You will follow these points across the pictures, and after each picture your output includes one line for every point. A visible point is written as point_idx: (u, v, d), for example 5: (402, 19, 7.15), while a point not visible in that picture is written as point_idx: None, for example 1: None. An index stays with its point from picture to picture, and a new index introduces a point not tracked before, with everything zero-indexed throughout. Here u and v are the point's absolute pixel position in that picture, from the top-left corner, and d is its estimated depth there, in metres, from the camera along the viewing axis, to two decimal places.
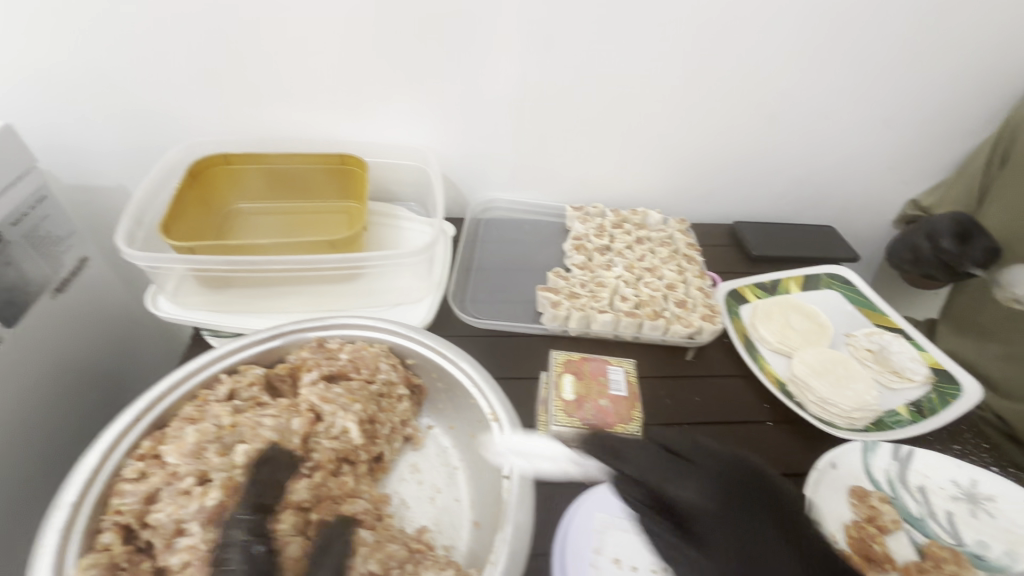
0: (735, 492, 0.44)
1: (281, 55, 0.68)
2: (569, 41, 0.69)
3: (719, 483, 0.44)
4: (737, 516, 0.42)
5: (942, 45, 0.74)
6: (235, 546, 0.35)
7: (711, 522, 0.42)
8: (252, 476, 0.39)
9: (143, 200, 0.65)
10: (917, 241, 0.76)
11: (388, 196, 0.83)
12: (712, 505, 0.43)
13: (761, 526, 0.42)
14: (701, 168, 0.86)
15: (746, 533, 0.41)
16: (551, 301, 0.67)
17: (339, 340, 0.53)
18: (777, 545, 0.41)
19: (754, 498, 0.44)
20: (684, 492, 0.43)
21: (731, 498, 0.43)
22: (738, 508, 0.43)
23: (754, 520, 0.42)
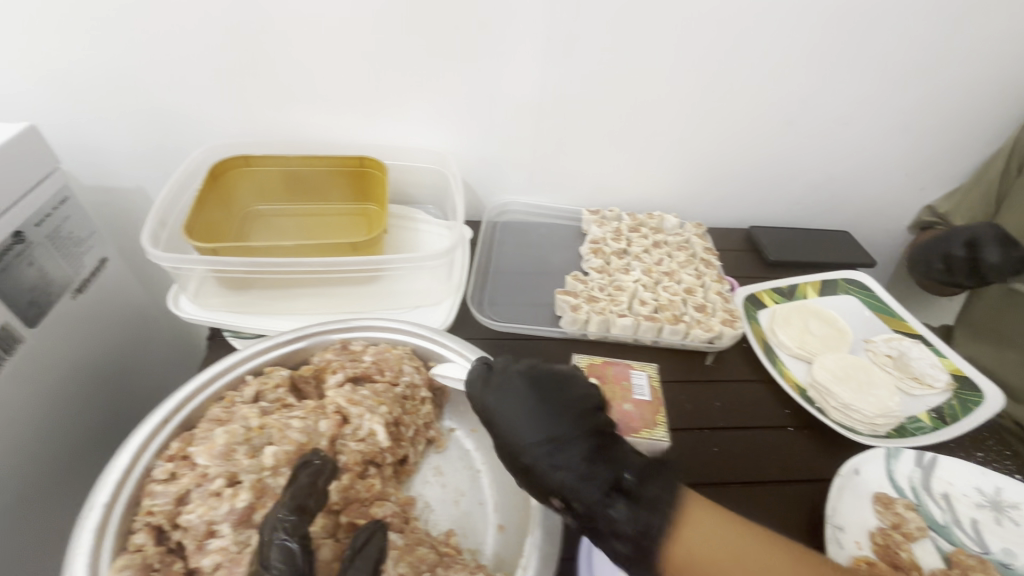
0: (533, 395, 0.44)
1: (305, 59, 0.68)
2: (591, 47, 0.70)
3: (532, 387, 0.44)
4: (528, 416, 0.43)
5: (963, 53, 0.74)
6: (274, 545, 0.34)
7: (498, 421, 0.43)
8: (298, 479, 0.38)
9: (166, 202, 0.66)
10: (951, 246, 0.75)
11: (405, 198, 0.84)
12: (506, 407, 0.44)
13: (554, 428, 0.42)
14: (717, 173, 0.86)
15: (530, 431, 0.42)
16: (571, 305, 0.67)
17: (363, 342, 0.54)
18: (580, 442, 0.42)
19: (549, 401, 0.43)
20: (501, 403, 0.44)
21: (536, 402, 0.43)
22: (531, 409, 0.43)
23: (533, 420, 0.43)
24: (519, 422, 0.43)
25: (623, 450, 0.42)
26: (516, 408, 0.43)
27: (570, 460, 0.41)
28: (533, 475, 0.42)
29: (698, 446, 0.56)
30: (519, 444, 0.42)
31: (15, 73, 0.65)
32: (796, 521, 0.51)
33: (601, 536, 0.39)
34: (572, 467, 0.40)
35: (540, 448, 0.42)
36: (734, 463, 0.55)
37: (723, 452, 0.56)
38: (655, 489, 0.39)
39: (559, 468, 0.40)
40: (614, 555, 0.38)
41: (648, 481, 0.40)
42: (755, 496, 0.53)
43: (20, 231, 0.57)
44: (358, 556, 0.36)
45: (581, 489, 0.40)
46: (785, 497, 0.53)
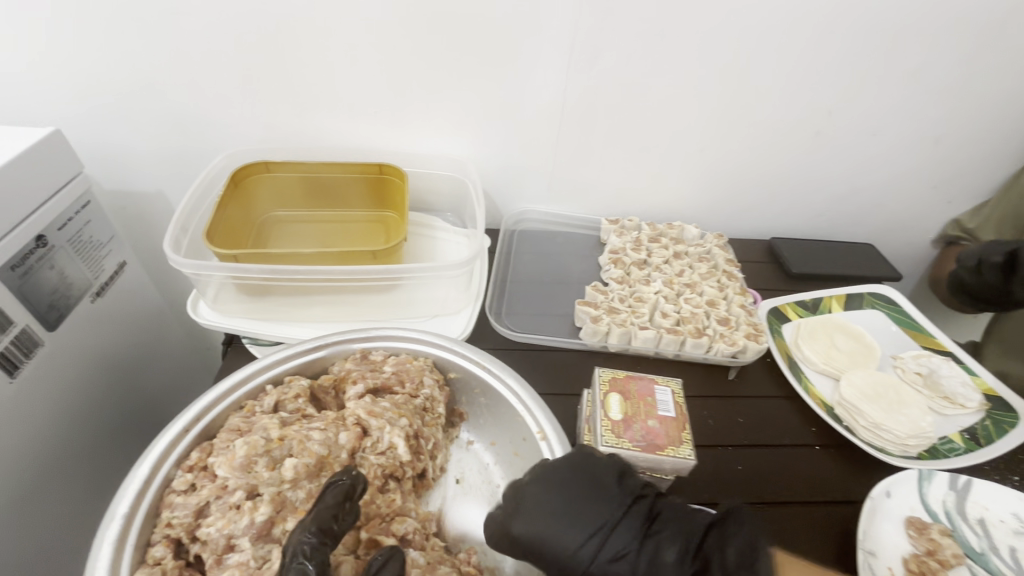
0: (553, 491, 0.41)
1: (328, 66, 0.68)
2: (614, 57, 0.69)
3: (554, 483, 0.41)
4: (562, 519, 0.39)
5: (999, 63, 0.72)
6: (291, 570, 0.34)
7: (528, 529, 0.39)
8: (323, 499, 0.38)
9: (187, 207, 0.66)
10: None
11: (424, 206, 0.83)
12: (544, 519, 0.39)
13: (599, 516, 0.40)
14: (739, 182, 0.85)
15: (569, 529, 0.39)
16: (591, 316, 0.66)
17: (382, 352, 0.53)
18: (632, 531, 0.39)
19: (580, 485, 0.41)
20: (532, 517, 0.40)
21: (563, 494, 0.40)
22: (559, 508, 0.40)
23: (567, 521, 0.39)
24: (557, 524, 0.39)
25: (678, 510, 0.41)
26: (546, 514, 0.40)
27: (626, 552, 0.39)
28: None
29: (722, 463, 0.55)
30: (567, 550, 0.39)
31: (44, 75, 0.65)
32: (823, 545, 0.50)
33: None
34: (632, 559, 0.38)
35: (585, 551, 0.38)
36: (759, 483, 0.54)
37: (747, 470, 0.55)
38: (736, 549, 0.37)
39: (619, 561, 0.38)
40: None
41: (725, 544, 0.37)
42: (782, 517, 0.51)
43: (42, 235, 0.57)
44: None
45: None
46: (814, 521, 0.51)
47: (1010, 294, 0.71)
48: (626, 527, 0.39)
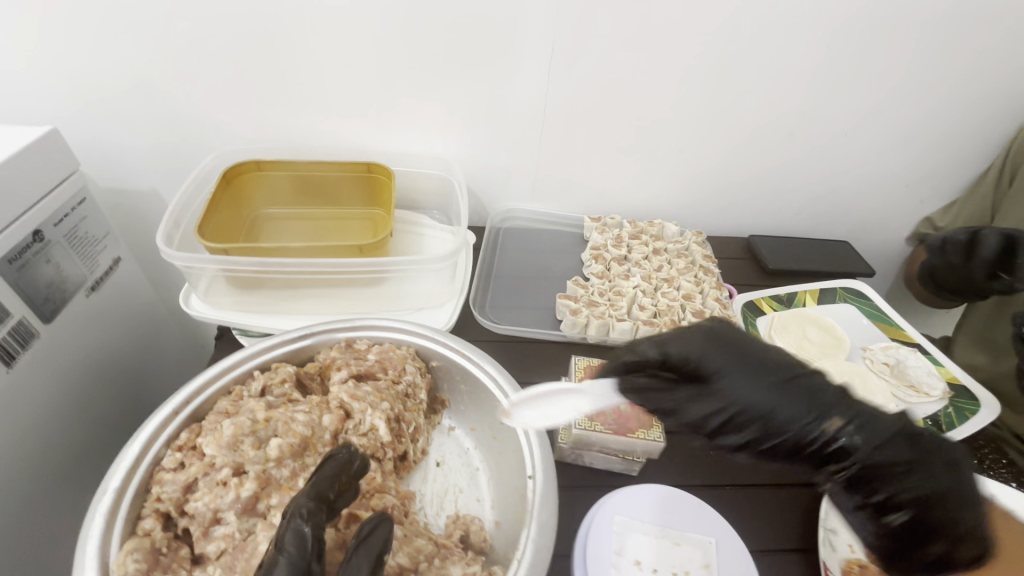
0: (734, 337, 0.44)
1: (316, 68, 0.70)
2: (594, 60, 0.72)
3: (734, 333, 0.45)
4: (747, 373, 0.42)
5: (962, 67, 0.75)
6: (289, 529, 0.35)
7: (726, 365, 0.42)
8: (322, 470, 0.40)
9: (180, 204, 0.68)
10: (988, 236, 0.72)
11: (412, 204, 0.86)
12: (732, 372, 0.42)
13: (779, 375, 0.42)
14: (717, 182, 0.88)
15: (759, 368, 0.42)
16: (571, 309, 0.68)
17: (367, 341, 0.55)
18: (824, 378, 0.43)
19: (757, 348, 0.44)
20: (725, 370, 0.42)
21: (745, 353, 0.43)
22: (744, 355, 0.43)
23: (756, 363, 0.42)
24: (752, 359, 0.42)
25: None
26: (733, 355, 0.43)
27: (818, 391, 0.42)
28: (779, 417, 0.41)
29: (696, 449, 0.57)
30: (758, 382, 0.41)
31: (41, 74, 0.67)
32: (788, 524, 0.52)
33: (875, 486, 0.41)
34: (830, 399, 0.41)
35: (782, 387, 0.41)
36: (729, 466, 0.56)
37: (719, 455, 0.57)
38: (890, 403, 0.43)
39: (815, 398, 0.41)
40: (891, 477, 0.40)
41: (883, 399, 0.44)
42: (749, 498, 0.53)
43: (39, 230, 0.59)
44: (360, 544, 0.37)
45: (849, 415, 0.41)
46: (780, 501, 0.53)
47: (968, 275, 0.74)
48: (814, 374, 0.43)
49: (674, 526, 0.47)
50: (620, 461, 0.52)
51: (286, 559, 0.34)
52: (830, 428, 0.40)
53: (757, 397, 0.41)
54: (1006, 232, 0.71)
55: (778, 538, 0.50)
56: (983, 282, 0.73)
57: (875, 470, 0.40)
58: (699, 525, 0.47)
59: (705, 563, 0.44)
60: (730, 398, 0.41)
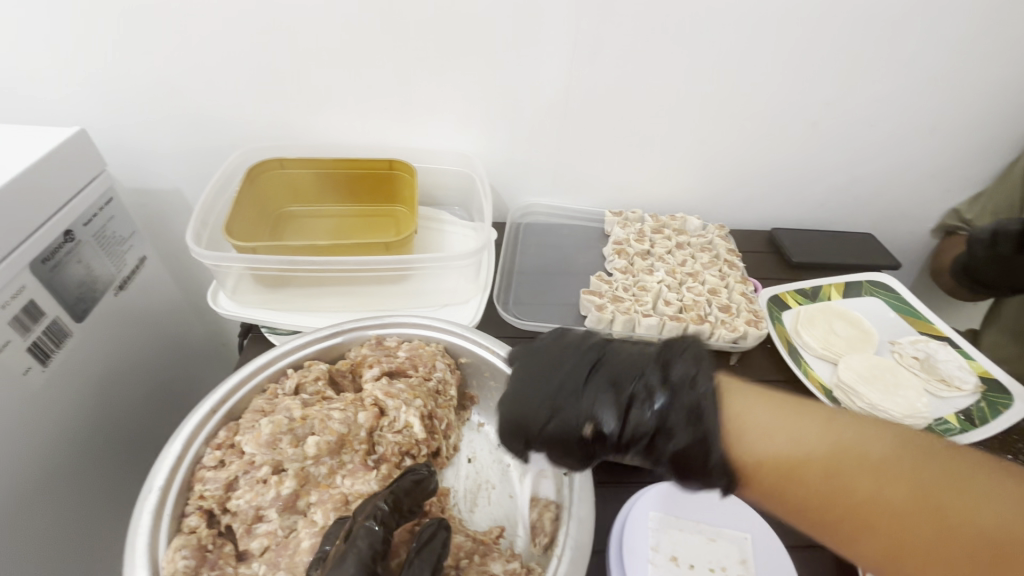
0: (527, 363, 0.47)
1: (336, 65, 0.70)
2: (614, 53, 0.71)
3: (526, 359, 0.47)
4: (528, 388, 0.45)
5: (990, 55, 0.73)
6: (363, 527, 0.37)
7: (502, 403, 0.45)
8: (401, 480, 0.41)
9: (206, 203, 0.68)
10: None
11: (432, 201, 0.85)
12: (516, 392, 0.45)
13: (560, 380, 0.44)
14: (740, 175, 0.87)
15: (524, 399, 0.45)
16: (596, 304, 0.68)
17: (396, 338, 0.55)
18: (586, 380, 0.44)
19: (548, 356, 0.47)
20: (512, 392, 0.45)
21: (536, 364, 0.47)
22: (518, 389, 0.46)
23: (519, 396, 0.45)
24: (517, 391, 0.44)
25: (627, 352, 0.45)
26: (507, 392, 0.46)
27: (574, 397, 0.43)
28: (558, 440, 0.43)
29: None
30: (532, 413, 0.43)
31: (67, 79, 0.68)
32: None
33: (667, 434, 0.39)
34: (587, 402, 0.42)
35: (544, 411, 0.43)
36: None
37: None
38: (679, 368, 0.41)
39: (584, 406, 0.43)
40: (673, 456, 0.39)
41: (671, 365, 0.41)
42: None
43: (70, 230, 0.60)
44: (423, 549, 0.38)
45: (608, 415, 0.42)
46: None
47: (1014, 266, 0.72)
48: (573, 381, 0.44)
49: (708, 521, 0.47)
50: None
51: (359, 551, 0.35)
52: (586, 425, 0.42)
53: (530, 430, 0.44)
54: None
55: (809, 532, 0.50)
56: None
57: (656, 429, 0.40)
58: (734, 521, 0.47)
59: (742, 559, 0.45)
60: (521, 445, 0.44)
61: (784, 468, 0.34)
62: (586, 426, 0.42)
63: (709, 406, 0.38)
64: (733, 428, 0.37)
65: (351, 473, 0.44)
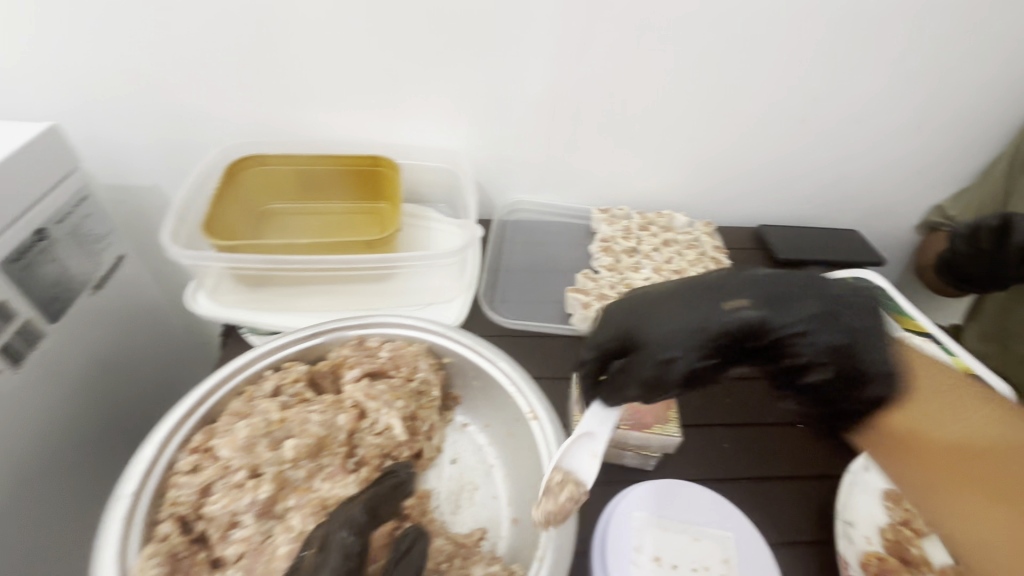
0: (664, 288, 0.47)
1: (317, 59, 0.69)
2: (600, 47, 0.70)
3: (690, 288, 0.47)
4: (686, 309, 0.45)
5: (973, 51, 0.74)
6: (337, 534, 0.36)
7: (662, 323, 0.45)
8: (380, 484, 0.41)
9: (184, 201, 0.67)
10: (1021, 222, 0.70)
11: (417, 198, 0.84)
12: (681, 312, 0.45)
13: (736, 301, 0.45)
14: (727, 172, 0.86)
15: (661, 301, 0.47)
16: (582, 302, 0.68)
17: (378, 338, 0.54)
18: (724, 280, 0.47)
19: (701, 286, 0.47)
20: (681, 313, 0.45)
21: (678, 291, 0.47)
22: (649, 297, 0.48)
23: (656, 298, 0.47)
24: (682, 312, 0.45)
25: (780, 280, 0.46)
26: (635, 301, 0.49)
27: (717, 290, 0.46)
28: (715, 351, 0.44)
29: (711, 443, 0.56)
30: (703, 328, 0.44)
31: (38, 72, 0.66)
32: (804, 517, 0.51)
33: (837, 349, 0.43)
34: (733, 291, 0.45)
35: (684, 304, 0.46)
36: (744, 458, 0.56)
37: (733, 449, 0.56)
38: (856, 296, 0.45)
39: (745, 322, 0.44)
40: (836, 370, 0.43)
41: (840, 291, 0.45)
42: (763, 490, 0.53)
43: (42, 229, 0.58)
44: (402, 559, 0.37)
45: (792, 329, 0.44)
46: (798, 495, 0.53)
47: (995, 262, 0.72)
48: (718, 279, 0.47)
49: (691, 521, 0.47)
50: (636, 456, 0.52)
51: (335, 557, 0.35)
52: (734, 306, 0.44)
53: (671, 320, 0.45)
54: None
55: (794, 530, 0.50)
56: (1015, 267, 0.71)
57: (825, 343, 0.43)
58: (717, 520, 0.47)
59: (725, 558, 0.44)
60: (655, 338, 0.45)
61: (955, 453, 0.38)
62: (738, 311, 0.44)
63: (854, 306, 0.44)
64: (912, 403, 0.41)
65: (330, 477, 0.43)
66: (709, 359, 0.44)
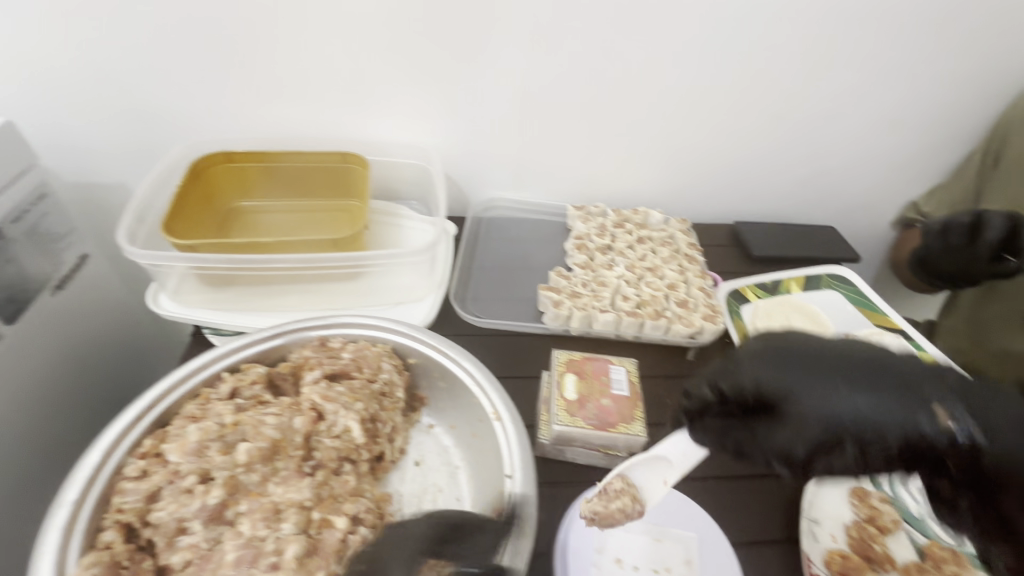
0: (868, 373, 0.43)
1: (282, 53, 0.68)
2: (571, 42, 0.69)
3: (872, 372, 0.43)
4: (879, 404, 0.41)
5: (944, 48, 0.74)
6: None
7: (847, 410, 0.41)
8: (428, 534, 0.39)
9: (144, 199, 0.65)
10: (992, 219, 0.70)
11: (389, 195, 0.83)
12: (873, 403, 0.41)
13: (932, 405, 0.41)
14: (703, 168, 0.86)
15: (822, 372, 0.43)
16: (553, 300, 0.67)
17: (341, 339, 0.53)
18: (924, 375, 0.43)
19: (897, 379, 0.43)
20: (869, 406, 0.41)
21: (878, 379, 0.43)
22: (811, 364, 0.44)
23: (815, 367, 0.44)
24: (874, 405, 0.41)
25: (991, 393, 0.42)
26: (787, 362, 0.45)
27: (911, 387, 0.42)
28: (896, 456, 0.40)
29: None
30: (891, 429, 0.40)
31: None
32: (771, 515, 0.51)
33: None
34: (928, 394, 0.41)
35: (858, 391, 0.42)
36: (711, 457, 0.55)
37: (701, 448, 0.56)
38: None
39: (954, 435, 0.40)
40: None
41: None
42: (730, 489, 0.53)
43: None
44: None
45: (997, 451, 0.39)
46: (766, 493, 0.53)
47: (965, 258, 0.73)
48: (920, 375, 0.43)
49: (655, 522, 0.47)
50: (602, 455, 0.51)
51: None
52: (942, 418, 0.40)
53: (832, 399, 0.41)
54: (1009, 215, 0.70)
55: (761, 529, 0.50)
56: (987, 264, 0.71)
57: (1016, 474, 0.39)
58: (681, 520, 0.47)
59: (687, 558, 0.44)
60: (811, 416, 0.42)
61: None
62: (948, 422, 0.40)
63: None
64: None
65: (284, 481, 0.42)
66: (887, 461, 0.40)
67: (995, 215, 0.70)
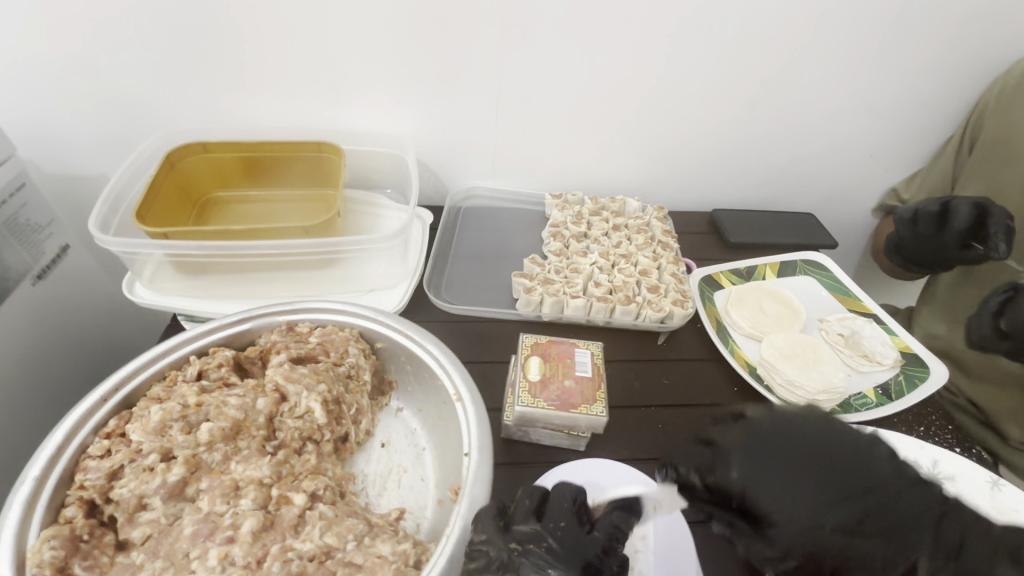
0: (862, 505, 0.40)
1: (256, 43, 0.68)
2: (544, 31, 0.70)
3: (867, 505, 0.41)
4: (856, 544, 0.40)
5: (921, 33, 0.73)
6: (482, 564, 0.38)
7: (823, 543, 0.40)
8: (560, 501, 0.43)
9: (117, 188, 0.66)
10: (958, 207, 0.70)
11: (368, 184, 0.84)
12: (852, 543, 0.40)
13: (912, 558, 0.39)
14: (681, 156, 0.86)
15: (817, 496, 0.41)
16: (525, 287, 0.68)
17: (309, 324, 0.54)
18: (924, 512, 0.41)
19: (890, 517, 0.40)
20: (846, 547, 0.40)
21: (869, 516, 0.40)
22: (808, 481, 0.41)
23: (811, 486, 0.41)
24: (851, 551, 0.39)
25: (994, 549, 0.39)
26: (784, 473, 0.42)
27: (906, 530, 0.40)
28: None
29: (644, 423, 0.57)
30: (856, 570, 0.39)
31: None
32: None
33: None
34: (923, 540, 0.39)
35: (849, 526, 0.40)
36: (676, 439, 0.56)
37: (667, 429, 0.57)
38: None
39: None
40: None
41: None
42: None
43: None
44: None
45: None
46: None
47: (935, 245, 0.73)
48: (923, 514, 0.40)
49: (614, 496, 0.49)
50: (566, 436, 0.52)
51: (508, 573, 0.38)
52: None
53: (821, 531, 0.40)
54: (975, 202, 0.70)
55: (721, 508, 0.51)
56: (956, 252, 0.72)
57: None
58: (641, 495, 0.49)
59: (642, 534, 0.47)
60: (795, 541, 0.40)
61: None
62: None
63: None
64: None
65: (245, 460, 0.43)
66: None
67: (962, 202, 0.71)
